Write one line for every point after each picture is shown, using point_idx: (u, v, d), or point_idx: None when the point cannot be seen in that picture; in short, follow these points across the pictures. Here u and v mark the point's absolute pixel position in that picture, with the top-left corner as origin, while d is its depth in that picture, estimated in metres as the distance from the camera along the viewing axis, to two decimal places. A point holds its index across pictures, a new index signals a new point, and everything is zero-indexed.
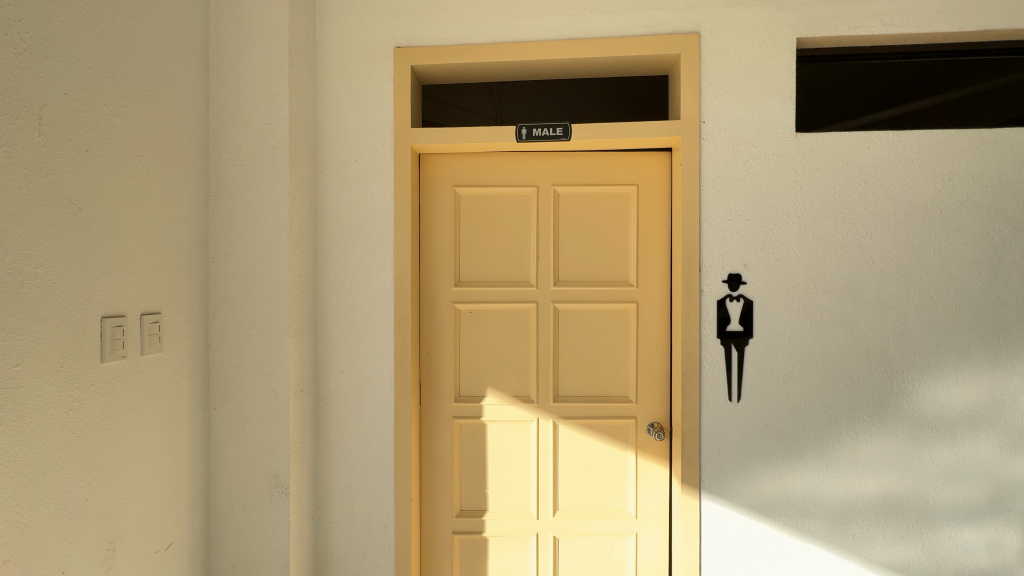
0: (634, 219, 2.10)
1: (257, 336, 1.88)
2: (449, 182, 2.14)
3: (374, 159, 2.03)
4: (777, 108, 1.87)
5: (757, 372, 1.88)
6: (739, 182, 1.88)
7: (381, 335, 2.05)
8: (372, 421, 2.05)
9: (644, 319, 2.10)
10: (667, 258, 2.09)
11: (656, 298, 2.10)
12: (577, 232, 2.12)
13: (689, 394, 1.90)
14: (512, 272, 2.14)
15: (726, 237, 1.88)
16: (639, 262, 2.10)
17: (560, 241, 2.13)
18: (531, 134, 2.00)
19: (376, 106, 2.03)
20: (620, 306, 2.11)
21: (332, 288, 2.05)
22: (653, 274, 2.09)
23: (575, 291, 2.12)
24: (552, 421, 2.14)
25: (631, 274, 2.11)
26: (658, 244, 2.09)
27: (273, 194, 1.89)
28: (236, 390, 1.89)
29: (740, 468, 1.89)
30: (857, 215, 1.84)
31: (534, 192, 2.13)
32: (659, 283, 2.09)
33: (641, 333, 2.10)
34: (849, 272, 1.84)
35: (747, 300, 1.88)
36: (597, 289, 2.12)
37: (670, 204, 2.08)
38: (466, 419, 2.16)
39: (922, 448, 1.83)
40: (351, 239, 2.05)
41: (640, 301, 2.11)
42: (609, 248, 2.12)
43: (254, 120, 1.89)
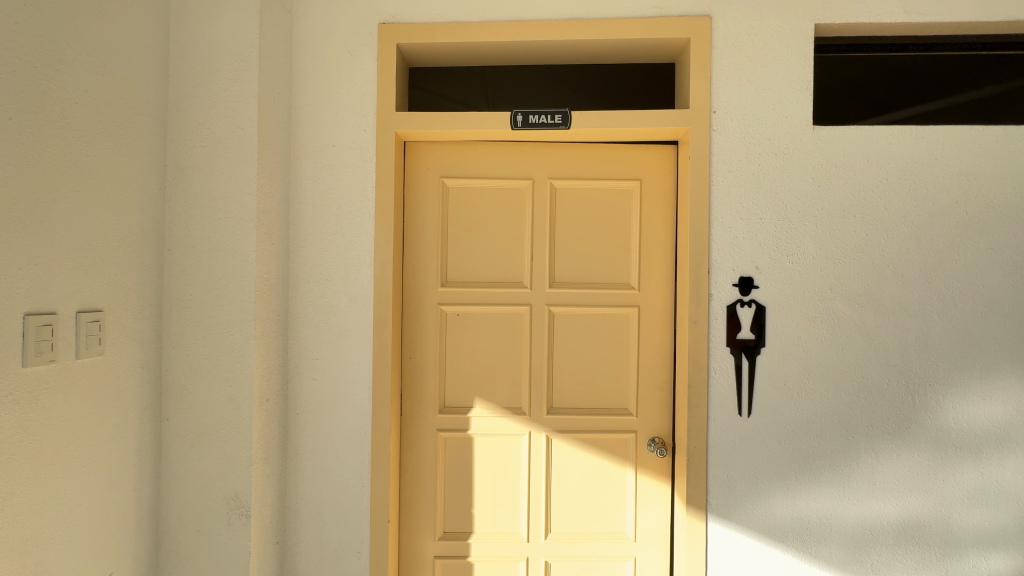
0: (637, 217, 1.94)
1: (217, 337, 1.68)
2: (437, 173, 1.96)
3: (354, 145, 1.85)
4: (793, 99, 1.73)
5: (769, 385, 1.73)
6: (752, 178, 1.73)
7: (359, 338, 1.86)
8: (347, 434, 1.85)
9: (646, 326, 1.95)
10: (672, 259, 1.94)
11: (659, 303, 1.94)
12: (574, 230, 1.96)
13: (695, 408, 1.74)
14: (504, 272, 1.97)
15: (738, 237, 1.74)
16: (641, 264, 1.95)
17: (555, 240, 1.96)
18: (526, 121, 1.83)
19: (357, 87, 1.85)
20: (619, 311, 1.95)
21: (305, 287, 1.85)
22: (656, 276, 1.94)
23: (571, 294, 1.96)
24: (545, 434, 1.97)
25: (632, 276, 1.95)
26: (662, 244, 1.94)
27: (239, 179, 1.69)
28: (192, 399, 1.68)
29: (751, 489, 1.74)
30: (877, 216, 1.71)
31: (529, 185, 1.96)
32: (662, 286, 1.94)
33: (642, 341, 1.95)
34: (869, 277, 1.71)
35: (759, 306, 1.73)
36: (594, 292, 1.96)
37: (674, 201, 1.93)
38: (451, 431, 1.97)
39: (946, 468, 1.69)
40: (327, 233, 1.86)
41: (642, 306, 1.95)
42: (610, 248, 1.96)
43: (219, 96, 1.69)
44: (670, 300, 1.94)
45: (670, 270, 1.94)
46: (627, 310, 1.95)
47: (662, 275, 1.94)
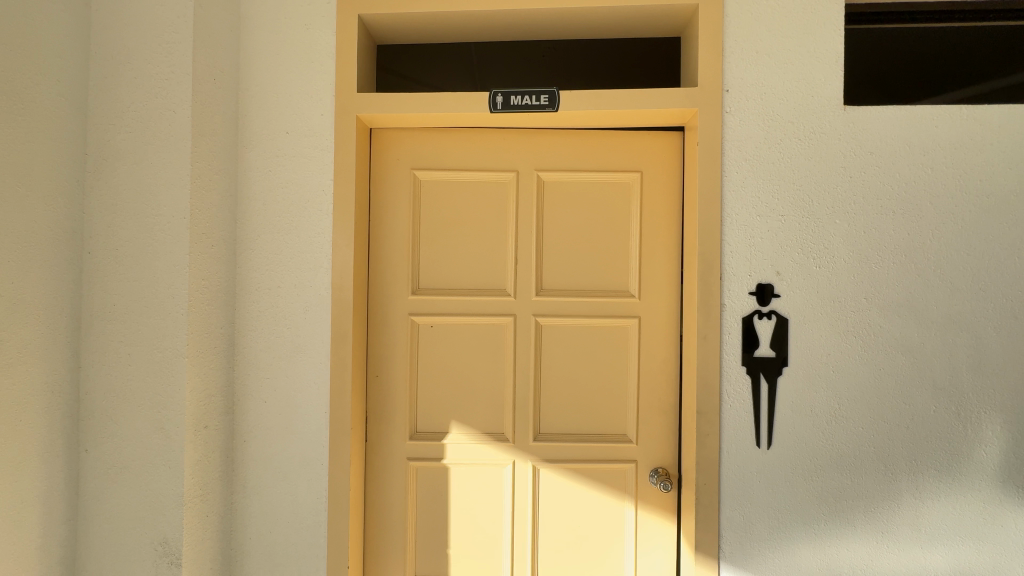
0: (637, 214, 1.69)
1: (143, 354, 1.44)
2: (407, 165, 1.71)
3: (310, 132, 1.61)
4: (820, 74, 1.47)
5: (792, 411, 1.46)
6: (771, 167, 1.48)
7: (315, 354, 1.61)
8: (301, 464, 1.61)
9: (647, 340, 1.69)
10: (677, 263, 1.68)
11: (663, 313, 1.69)
12: (565, 230, 1.71)
13: (705, 438, 1.48)
14: (484, 278, 1.72)
15: (754, 237, 1.48)
16: (642, 268, 1.69)
17: (543, 241, 1.71)
18: (507, 102, 1.58)
19: (314, 65, 1.61)
20: (617, 323, 1.70)
21: (254, 295, 1.61)
22: (659, 282, 1.69)
23: (561, 302, 1.71)
24: (531, 463, 1.71)
25: (632, 282, 1.70)
26: (666, 245, 1.68)
27: (170, 170, 1.45)
28: (115, 427, 1.44)
29: (771, 533, 1.47)
30: (920, 212, 1.44)
31: (513, 178, 1.71)
32: (666, 293, 1.68)
33: (643, 358, 1.69)
34: (910, 283, 1.44)
35: (781, 318, 1.47)
36: (588, 301, 1.70)
37: (680, 196, 1.68)
38: (424, 460, 1.72)
39: (1005, 512, 1.42)
40: (279, 234, 1.61)
41: (643, 317, 1.69)
42: (606, 250, 1.71)
43: (147, 75, 1.46)
44: (675, 309, 1.68)
45: (676, 276, 1.68)
46: (626, 321, 1.70)
47: (665, 282, 1.68)
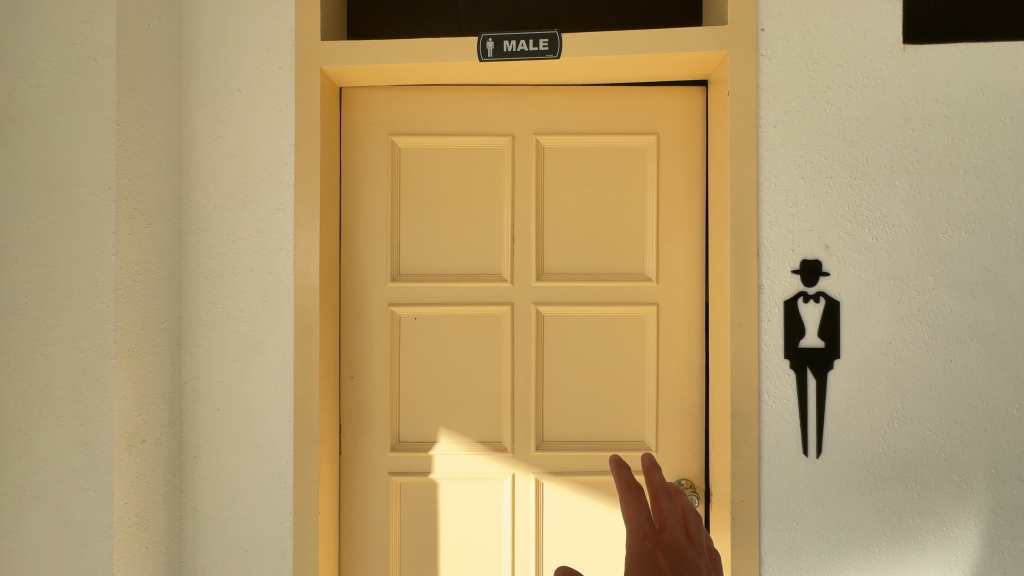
0: (653, 185, 1.45)
1: (63, 355, 1.19)
2: (384, 130, 1.47)
3: (266, 89, 1.36)
4: (873, 8, 1.23)
5: (846, 412, 1.22)
6: (816, 121, 1.23)
7: (276, 353, 1.36)
8: (262, 483, 1.36)
9: (667, 331, 1.45)
10: (701, 240, 1.44)
11: (685, 300, 1.44)
12: (569, 204, 1.46)
13: (742, 446, 1.23)
14: (476, 262, 1.47)
15: (797, 204, 1.23)
16: (660, 248, 1.45)
17: (544, 217, 1.47)
18: (499, 49, 1.32)
19: (270, 10, 1.36)
20: (631, 312, 1.46)
21: (204, 284, 1.37)
22: (679, 262, 1.44)
23: (566, 289, 1.46)
24: (533, 476, 1.47)
25: (648, 264, 1.46)
26: (687, 219, 1.44)
27: (91, 132, 1.20)
28: (30, 443, 1.20)
29: (822, 560, 1.23)
30: (997, 171, 1.20)
31: (507, 144, 1.47)
32: (689, 277, 1.44)
33: (663, 352, 1.45)
34: (987, 257, 1.20)
35: (830, 301, 1.22)
36: (598, 287, 1.46)
37: (703, 162, 1.44)
38: (408, 474, 1.47)
39: None
40: (232, 211, 1.37)
41: (663, 304, 1.45)
42: (618, 227, 1.46)
43: (64, 18, 1.21)
44: (699, 295, 1.44)
45: (700, 256, 1.44)
46: (642, 309, 1.45)
47: (688, 264, 1.44)
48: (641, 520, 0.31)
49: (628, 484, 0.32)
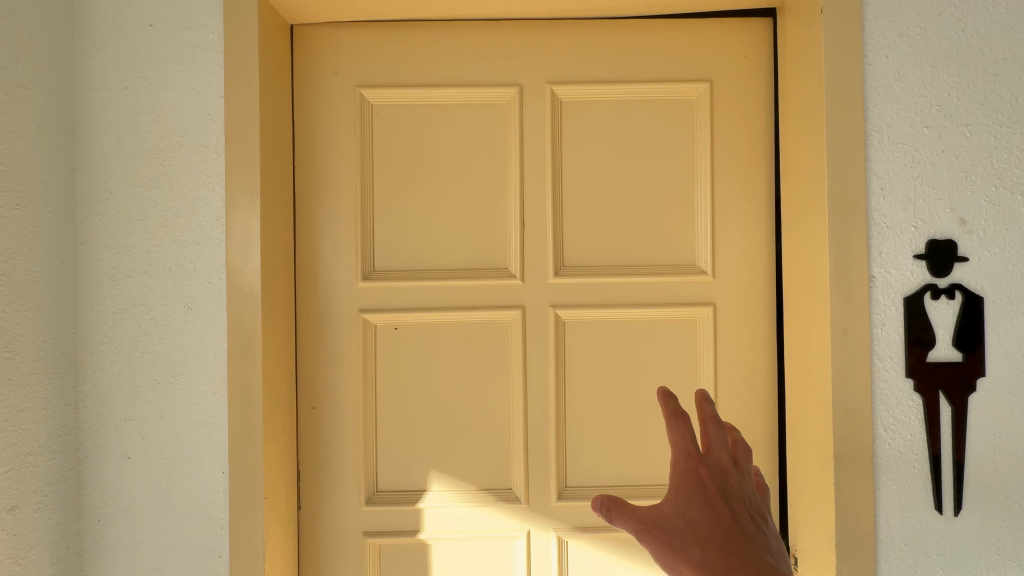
0: (708, 148, 1.10)
1: None
2: (351, 83, 1.12)
3: (185, 22, 1.00)
4: None
5: (993, 450, 0.88)
6: (942, 49, 0.89)
7: (204, 380, 1.00)
8: (188, 558, 1.00)
9: (729, 340, 1.11)
10: (768, 219, 1.10)
11: (751, 299, 1.10)
12: (597, 176, 1.11)
13: (851, 502, 0.88)
14: (476, 253, 1.12)
15: (919, 163, 0.89)
16: (717, 231, 1.11)
17: (564, 193, 1.12)
18: None
19: None
20: (681, 316, 1.11)
21: (110, 288, 1.02)
22: (741, 250, 1.10)
23: (595, 288, 1.12)
24: (555, 534, 1.12)
25: (703, 253, 1.11)
26: (749, 193, 1.10)
27: None
28: None
29: None
30: None
31: (513, 98, 1.12)
32: (756, 269, 1.10)
33: (723, 368, 1.11)
34: None
35: (970, 297, 0.88)
36: (636, 284, 1.11)
37: (769, 117, 1.10)
38: (390, 535, 1.12)
39: None
40: (144, 188, 1.01)
41: (722, 305, 1.11)
42: (661, 206, 1.12)
43: None
44: (769, 292, 1.10)
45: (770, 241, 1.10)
46: (695, 312, 1.11)
47: (754, 253, 1.10)
48: (687, 443, 0.51)
49: (673, 412, 0.52)
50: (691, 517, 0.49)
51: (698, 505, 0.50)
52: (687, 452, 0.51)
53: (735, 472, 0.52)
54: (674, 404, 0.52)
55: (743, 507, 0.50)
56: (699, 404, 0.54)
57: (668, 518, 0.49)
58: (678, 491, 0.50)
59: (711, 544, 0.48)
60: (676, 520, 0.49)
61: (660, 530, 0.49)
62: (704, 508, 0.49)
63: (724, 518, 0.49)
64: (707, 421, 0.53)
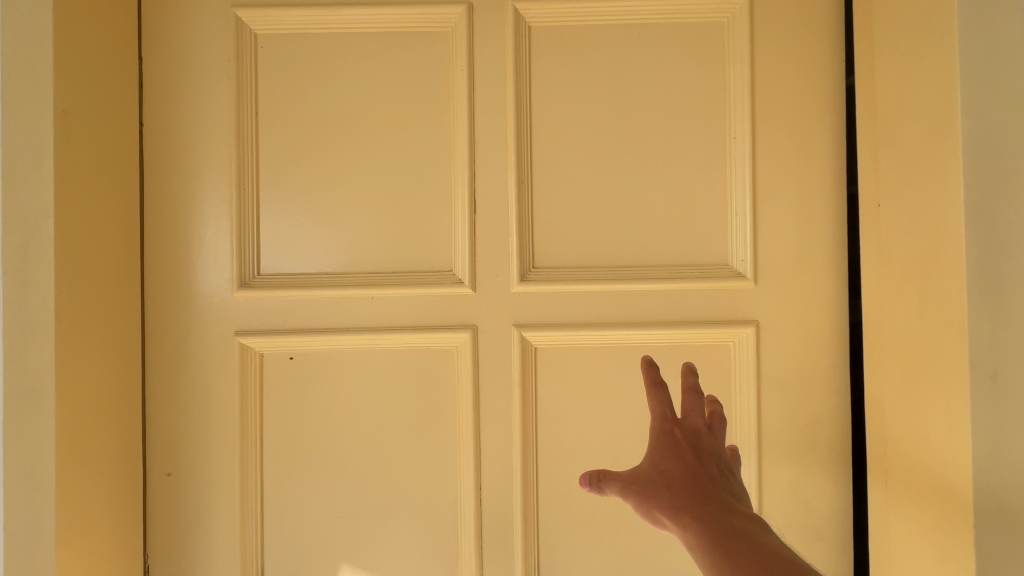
0: (746, 95, 0.75)
1: None
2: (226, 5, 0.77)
3: None
4: None
5: None
6: None
7: None
8: None
9: (779, 376, 0.75)
10: (833, 201, 0.75)
11: (812, 317, 0.75)
12: (583, 137, 0.77)
13: None
14: (408, 249, 0.78)
15: None
16: (761, 216, 0.75)
17: (536, 162, 0.77)
18: None
19: None
20: (708, 340, 0.76)
21: None
22: (793, 245, 0.75)
23: (581, 300, 0.76)
24: None
25: (740, 248, 0.76)
26: (804, 162, 0.75)
27: None
28: None
29: None
30: None
31: (461, 26, 0.77)
32: (818, 272, 0.75)
33: (771, 417, 0.75)
34: None
35: None
36: (641, 294, 0.76)
37: (834, 51, 0.75)
38: None
39: None
40: None
41: (769, 325, 0.75)
42: (679, 180, 0.77)
43: None
44: (839, 306, 0.75)
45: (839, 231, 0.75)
46: (729, 335, 0.75)
47: (817, 248, 0.75)
48: (664, 405, 0.54)
49: (653, 377, 0.56)
50: (665, 470, 0.51)
51: (675, 460, 0.52)
52: (663, 414, 0.54)
53: (710, 434, 0.54)
54: (653, 371, 0.56)
55: (714, 463, 0.52)
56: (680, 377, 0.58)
57: (647, 472, 0.52)
58: (656, 448, 0.53)
59: (682, 490, 0.49)
60: (654, 476, 0.51)
61: (640, 484, 0.51)
62: (679, 460, 0.51)
63: (696, 468, 0.51)
64: (682, 387, 0.57)
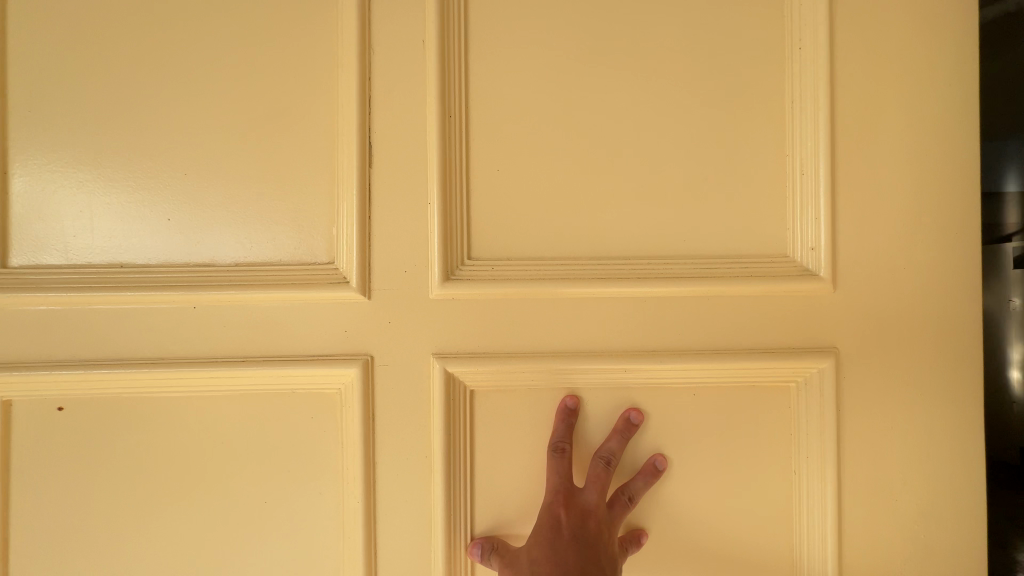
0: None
1: None
2: None
3: None
4: None
5: None
6: None
7: None
8: None
9: (873, 440, 0.46)
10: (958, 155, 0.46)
11: (926, 344, 0.46)
12: (555, 48, 0.47)
13: None
14: (263, 228, 0.46)
15: None
16: (845, 178, 0.46)
17: (477, 87, 0.47)
18: None
19: None
20: (756, 380, 0.47)
21: None
22: (889, 226, 0.46)
23: (549, 313, 0.46)
24: None
25: (808, 230, 0.47)
26: (911, 92, 0.46)
27: None
28: None
29: None
30: None
31: None
32: (937, 270, 0.46)
33: (859, 506, 0.46)
34: None
35: None
36: (648, 305, 0.47)
37: None
38: None
39: None
40: None
41: (855, 355, 0.46)
42: (709, 119, 0.47)
43: None
44: (972, 326, 0.45)
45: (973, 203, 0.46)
46: (792, 372, 0.46)
47: (934, 230, 0.46)
48: (561, 476, 0.43)
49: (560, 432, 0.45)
50: (537, 552, 0.41)
51: (552, 542, 0.42)
52: (556, 486, 0.43)
53: (613, 517, 0.43)
54: (561, 426, 0.45)
55: (599, 557, 0.41)
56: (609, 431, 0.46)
57: (522, 550, 0.42)
58: (540, 523, 0.43)
59: None
60: (525, 557, 0.42)
61: (511, 564, 0.42)
62: (554, 545, 0.41)
63: (570, 559, 0.40)
64: (598, 445, 0.46)
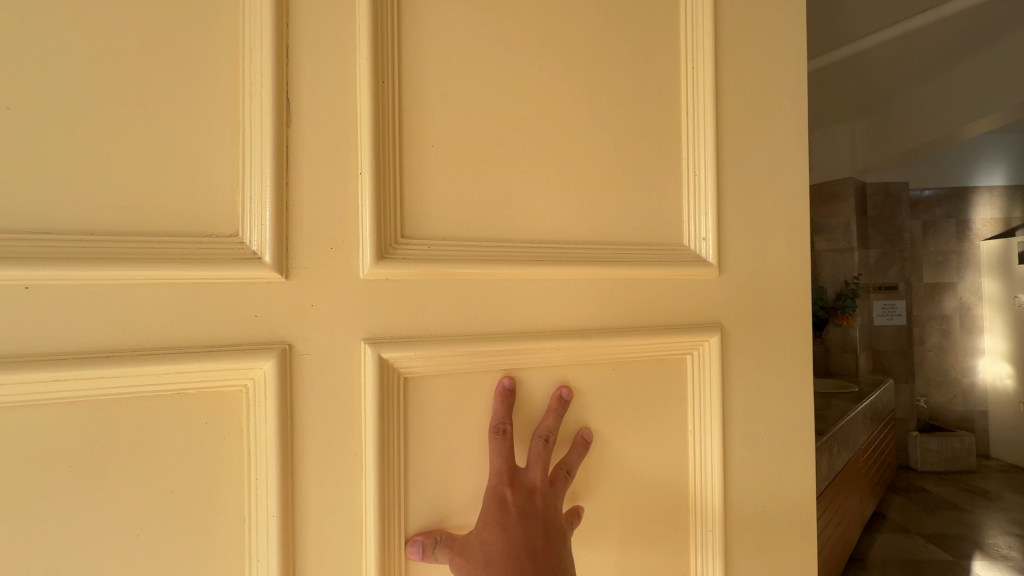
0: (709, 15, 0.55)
1: None
2: None
3: None
4: None
5: None
6: None
7: None
8: None
9: (746, 399, 0.56)
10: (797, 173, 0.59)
11: (777, 320, 0.58)
12: (491, 29, 0.47)
13: None
14: (135, 188, 0.36)
15: None
16: (725, 181, 0.56)
17: (411, 54, 0.44)
18: None
19: None
20: (662, 355, 0.53)
21: None
22: (755, 225, 0.57)
23: (487, 295, 0.46)
24: None
25: (700, 224, 0.55)
26: (769, 118, 0.58)
27: None
28: None
29: None
30: None
31: None
32: (784, 261, 0.58)
33: (738, 455, 0.55)
34: None
35: None
36: (576, 288, 0.49)
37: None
38: None
39: None
40: None
41: (734, 330, 0.56)
42: (625, 119, 0.52)
43: None
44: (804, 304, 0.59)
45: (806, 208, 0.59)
46: (689, 347, 0.54)
47: (783, 229, 0.58)
48: (504, 458, 0.44)
49: (500, 413, 0.45)
50: (487, 540, 0.41)
51: (501, 527, 0.42)
52: (501, 470, 0.43)
53: (554, 493, 0.45)
54: (501, 409, 0.45)
55: (547, 533, 0.42)
56: (544, 408, 0.48)
57: (471, 538, 0.42)
58: (486, 508, 0.43)
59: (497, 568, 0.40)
60: (475, 545, 0.42)
61: (461, 554, 0.41)
62: (504, 530, 0.42)
63: (521, 541, 0.41)
64: (537, 423, 0.47)
